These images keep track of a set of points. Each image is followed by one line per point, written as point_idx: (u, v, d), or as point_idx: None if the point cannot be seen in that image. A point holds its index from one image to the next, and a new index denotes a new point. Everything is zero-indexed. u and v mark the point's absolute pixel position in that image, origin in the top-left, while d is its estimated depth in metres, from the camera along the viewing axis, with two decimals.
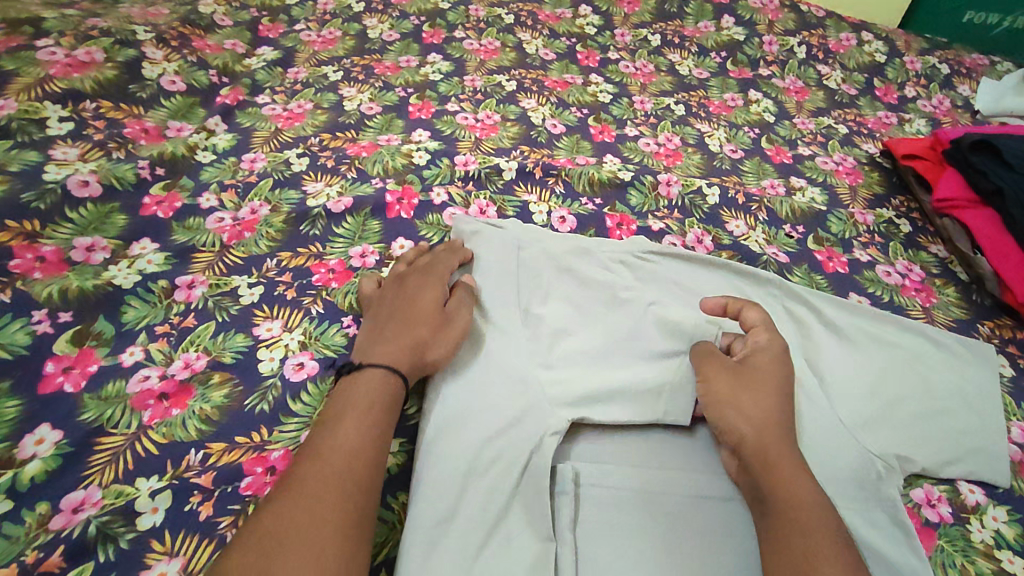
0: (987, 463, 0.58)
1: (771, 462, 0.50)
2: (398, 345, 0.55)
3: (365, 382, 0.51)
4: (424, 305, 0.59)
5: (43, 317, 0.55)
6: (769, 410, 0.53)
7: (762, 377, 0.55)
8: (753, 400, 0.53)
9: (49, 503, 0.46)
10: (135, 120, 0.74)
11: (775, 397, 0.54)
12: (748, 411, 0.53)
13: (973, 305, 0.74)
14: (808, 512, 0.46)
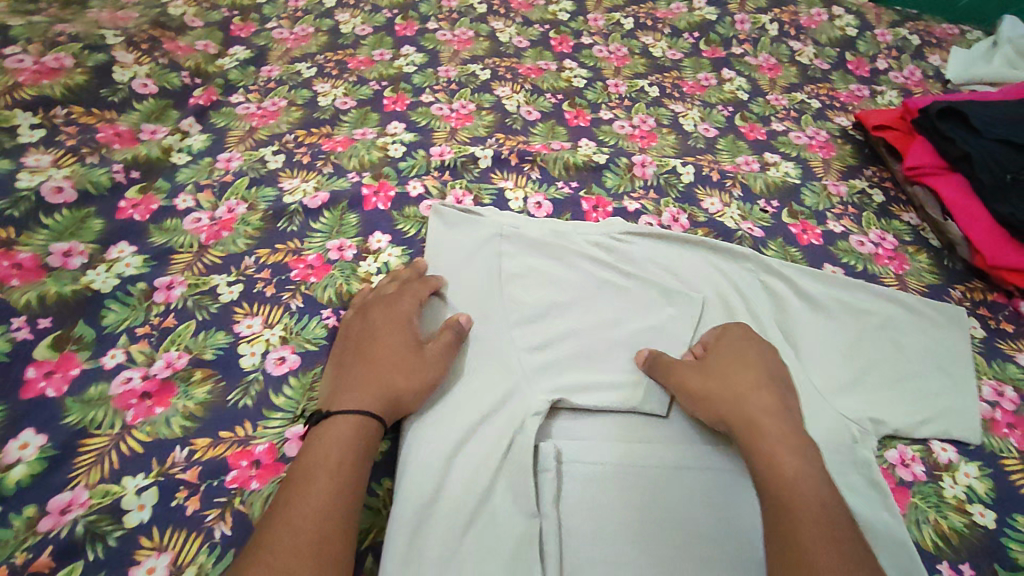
0: (959, 422, 0.60)
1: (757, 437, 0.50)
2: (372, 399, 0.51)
3: (337, 442, 0.48)
4: (396, 353, 0.55)
5: (22, 324, 0.55)
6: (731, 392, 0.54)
7: (736, 359, 0.57)
8: (733, 381, 0.55)
9: (36, 505, 0.47)
10: (108, 125, 0.74)
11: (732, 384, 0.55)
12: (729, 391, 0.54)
13: (944, 270, 0.76)
14: (798, 488, 0.46)
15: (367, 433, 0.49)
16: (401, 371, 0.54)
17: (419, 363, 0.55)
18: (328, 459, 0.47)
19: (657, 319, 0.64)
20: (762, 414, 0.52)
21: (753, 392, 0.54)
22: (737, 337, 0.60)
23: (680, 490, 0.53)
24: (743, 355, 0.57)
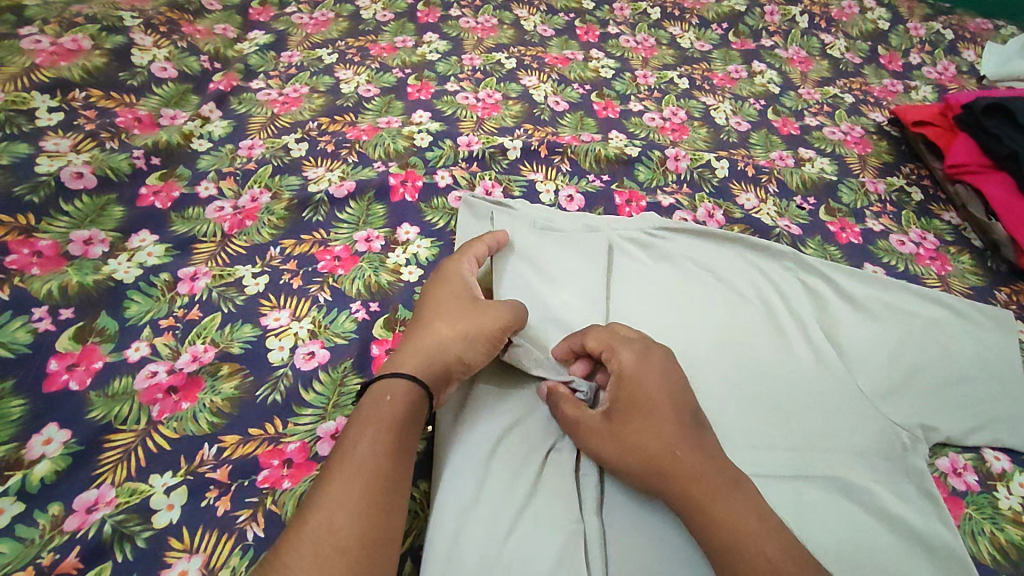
0: (1011, 429, 0.58)
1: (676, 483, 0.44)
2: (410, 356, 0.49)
3: (376, 403, 0.45)
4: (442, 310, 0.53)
5: (43, 315, 0.53)
6: (642, 437, 0.46)
7: (649, 400, 0.48)
8: (648, 445, 0.46)
9: (61, 503, 0.45)
10: (127, 109, 0.72)
11: (640, 427, 0.47)
12: (647, 459, 0.45)
13: (989, 272, 0.73)
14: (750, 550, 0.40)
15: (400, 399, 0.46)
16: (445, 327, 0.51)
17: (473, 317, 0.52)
18: (379, 412, 0.45)
19: (698, 316, 0.62)
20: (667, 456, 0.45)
21: (675, 452, 0.45)
22: (633, 374, 0.49)
23: None
24: (654, 394, 0.48)
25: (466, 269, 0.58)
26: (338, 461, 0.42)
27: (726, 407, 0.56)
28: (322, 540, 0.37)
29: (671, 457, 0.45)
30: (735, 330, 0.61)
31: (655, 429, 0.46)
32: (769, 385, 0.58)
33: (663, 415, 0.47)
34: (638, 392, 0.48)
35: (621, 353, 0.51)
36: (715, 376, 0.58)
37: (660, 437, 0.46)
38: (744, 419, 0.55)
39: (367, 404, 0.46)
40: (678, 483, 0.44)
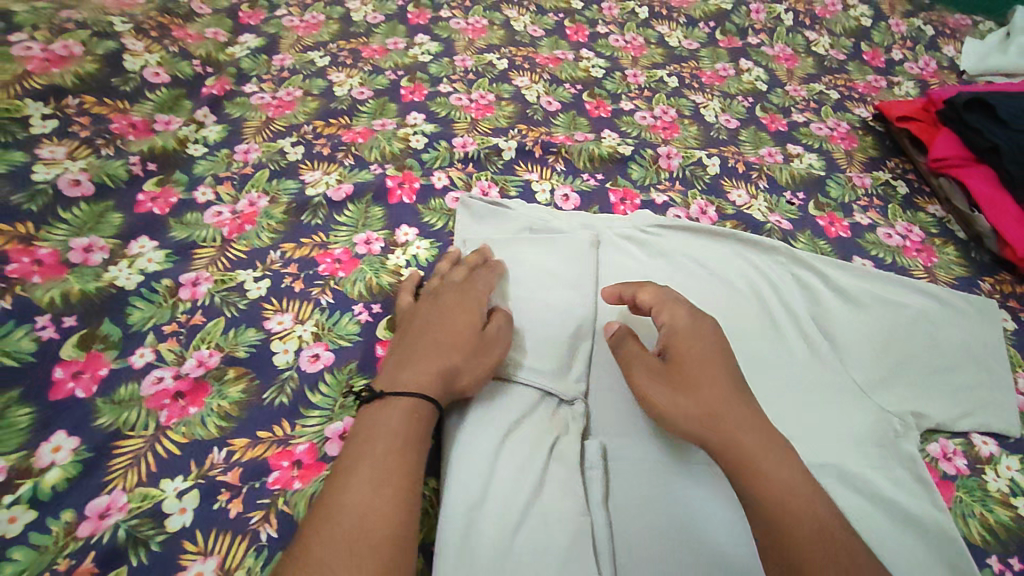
0: (998, 414, 0.60)
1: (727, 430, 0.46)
2: (428, 375, 0.49)
3: (398, 412, 0.46)
4: (454, 333, 0.53)
5: (46, 323, 0.53)
6: (698, 383, 0.48)
7: (705, 353, 0.50)
8: (702, 391, 0.48)
9: (73, 510, 0.45)
10: (122, 115, 0.72)
11: (697, 372, 0.49)
12: (698, 406, 0.47)
13: (973, 262, 0.75)
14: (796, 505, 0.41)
15: (422, 414, 0.47)
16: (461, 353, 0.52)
17: (491, 345, 0.54)
18: (409, 419, 0.46)
19: (693, 311, 0.63)
20: (720, 403, 0.47)
21: (727, 402, 0.47)
22: (685, 328, 0.52)
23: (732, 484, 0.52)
24: (708, 348, 0.51)
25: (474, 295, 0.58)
26: (367, 461, 0.43)
27: None
28: (350, 536, 0.39)
29: (726, 406, 0.47)
30: (730, 323, 0.63)
31: (712, 377, 0.49)
32: (767, 377, 0.59)
33: (719, 369, 0.49)
34: (692, 343, 0.51)
35: (677, 312, 0.53)
36: None
37: (714, 386, 0.48)
38: None
39: (396, 411, 0.46)
40: (724, 431, 0.46)
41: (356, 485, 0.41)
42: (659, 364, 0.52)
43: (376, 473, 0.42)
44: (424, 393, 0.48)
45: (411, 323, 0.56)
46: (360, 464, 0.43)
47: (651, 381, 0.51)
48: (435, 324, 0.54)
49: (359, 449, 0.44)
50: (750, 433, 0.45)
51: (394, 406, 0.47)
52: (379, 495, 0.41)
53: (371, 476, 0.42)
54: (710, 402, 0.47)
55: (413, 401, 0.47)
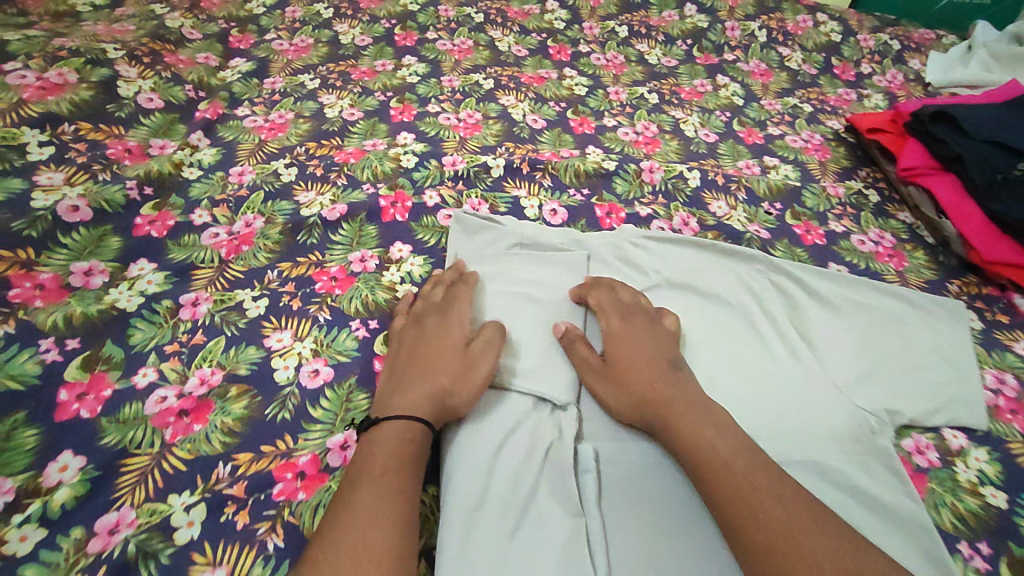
0: (967, 409, 0.62)
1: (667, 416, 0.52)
2: (417, 398, 0.52)
3: (388, 432, 0.49)
4: (440, 354, 0.56)
5: (50, 346, 0.55)
6: (644, 379, 0.55)
7: (642, 350, 0.57)
8: (629, 385, 0.55)
9: (83, 527, 0.46)
10: (117, 141, 0.74)
11: (639, 364, 0.56)
12: (636, 397, 0.54)
13: (941, 265, 0.78)
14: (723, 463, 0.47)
15: (414, 434, 0.50)
16: (448, 374, 0.54)
17: (478, 360, 0.56)
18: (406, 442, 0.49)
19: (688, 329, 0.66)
20: (654, 394, 0.53)
21: (653, 386, 0.54)
22: (618, 332, 0.60)
23: None
24: (650, 348, 0.58)
25: (458, 317, 0.60)
26: (366, 479, 0.46)
27: None
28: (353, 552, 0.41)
29: (654, 391, 0.54)
30: (734, 383, 0.61)
31: (644, 369, 0.55)
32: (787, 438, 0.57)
33: (645, 366, 0.56)
34: (628, 343, 0.58)
35: (609, 314, 0.62)
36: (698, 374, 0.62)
37: (653, 378, 0.55)
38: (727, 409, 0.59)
39: (387, 433, 0.50)
40: (669, 418, 0.51)
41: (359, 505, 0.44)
42: (599, 365, 0.58)
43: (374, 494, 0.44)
44: (417, 416, 0.51)
45: (400, 347, 0.59)
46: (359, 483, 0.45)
47: (597, 381, 0.57)
48: (421, 349, 0.57)
49: (356, 470, 0.47)
50: (691, 419, 0.51)
51: (385, 427, 0.50)
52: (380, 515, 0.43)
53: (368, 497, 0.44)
54: (649, 389, 0.54)
55: (402, 421, 0.50)
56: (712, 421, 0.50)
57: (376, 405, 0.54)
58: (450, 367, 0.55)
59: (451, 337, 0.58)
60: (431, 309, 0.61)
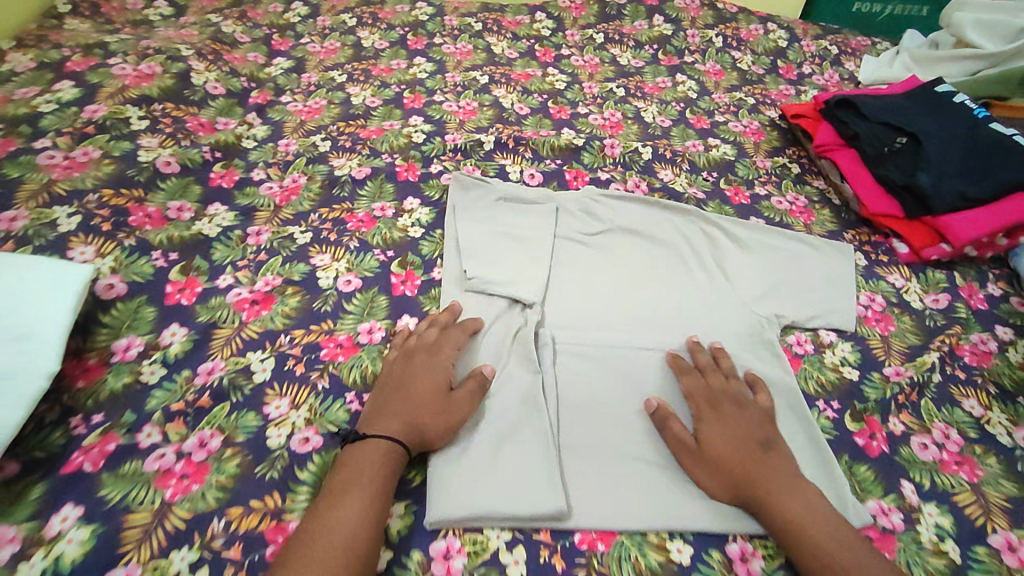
0: (839, 316, 0.82)
1: (763, 495, 0.59)
2: (399, 428, 0.60)
3: (370, 457, 0.57)
4: (425, 390, 0.63)
5: (159, 256, 0.76)
6: (736, 458, 0.61)
7: (735, 432, 0.63)
8: (724, 464, 0.61)
9: (190, 369, 0.67)
10: (193, 117, 0.95)
11: (733, 444, 0.62)
12: (730, 476, 0.61)
13: (842, 220, 0.98)
14: (816, 541, 0.55)
15: (390, 461, 0.58)
16: (429, 410, 0.62)
17: (457, 402, 0.63)
18: (374, 471, 0.56)
19: (634, 266, 0.86)
20: (750, 474, 0.60)
21: (749, 467, 0.61)
22: (710, 416, 0.66)
23: (642, 360, 0.75)
24: (741, 429, 0.64)
25: (445, 358, 0.67)
26: (347, 485, 0.55)
27: (643, 313, 0.80)
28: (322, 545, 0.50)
29: (748, 472, 0.60)
30: None
31: (739, 450, 0.62)
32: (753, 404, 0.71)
33: (741, 448, 0.62)
34: (722, 423, 0.65)
35: (701, 401, 0.68)
36: (637, 294, 0.82)
37: (748, 461, 0.61)
38: (656, 318, 0.80)
39: (366, 456, 0.57)
40: (764, 499, 0.59)
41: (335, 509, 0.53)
42: (693, 445, 0.64)
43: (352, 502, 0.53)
44: (394, 441, 0.58)
45: (391, 370, 0.66)
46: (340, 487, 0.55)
47: (695, 463, 0.63)
48: (408, 381, 0.64)
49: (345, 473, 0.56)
50: (785, 497, 0.58)
51: (366, 449, 0.58)
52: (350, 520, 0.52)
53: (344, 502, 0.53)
54: (746, 468, 0.61)
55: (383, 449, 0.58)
56: (802, 501, 0.59)
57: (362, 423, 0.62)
58: (430, 404, 0.62)
59: (438, 373, 0.65)
60: (421, 342, 0.68)
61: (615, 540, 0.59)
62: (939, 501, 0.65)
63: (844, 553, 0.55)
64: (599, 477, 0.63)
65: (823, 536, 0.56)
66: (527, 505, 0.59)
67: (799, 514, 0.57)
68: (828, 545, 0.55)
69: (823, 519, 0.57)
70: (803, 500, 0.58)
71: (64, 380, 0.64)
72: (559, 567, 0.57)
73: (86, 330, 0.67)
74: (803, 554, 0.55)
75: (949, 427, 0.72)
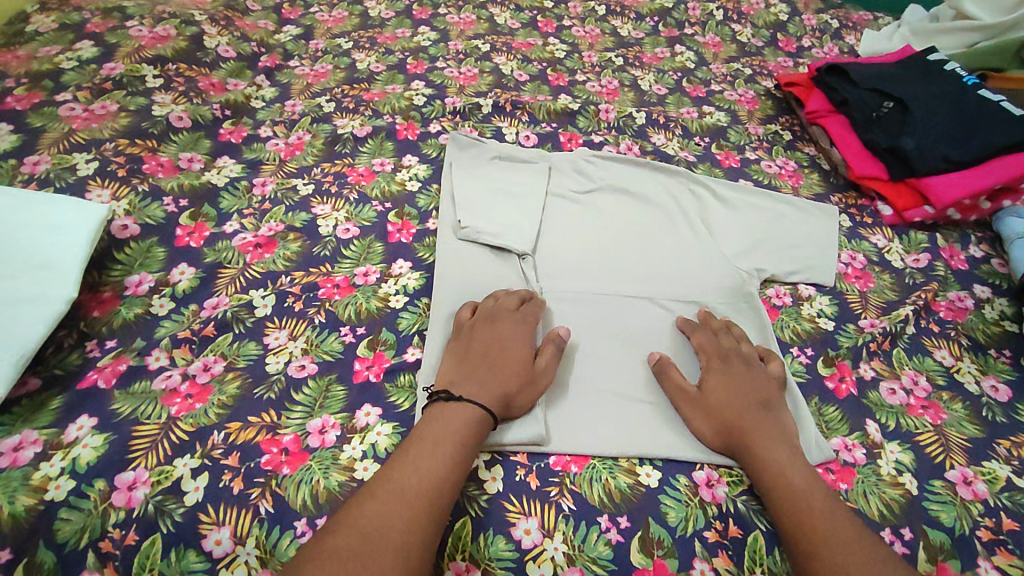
0: (819, 272, 0.85)
1: (751, 441, 0.62)
2: (490, 394, 0.61)
3: (463, 417, 0.59)
4: (515, 359, 0.65)
5: (170, 202, 0.81)
6: (731, 406, 0.64)
7: (738, 384, 0.66)
8: (720, 410, 0.64)
9: (196, 304, 0.71)
10: (205, 77, 1.00)
11: (732, 395, 0.65)
12: (722, 420, 0.64)
13: (830, 184, 1.00)
14: (793, 487, 0.58)
15: (483, 425, 0.59)
16: (519, 381, 0.64)
17: (541, 376, 0.66)
18: (463, 437, 0.57)
19: (624, 223, 0.88)
20: (743, 420, 0.63)
21: (743, 415, 0.63)
22: (717, 368, 0.68)
23: (625, 307, 0.78)
24: (745, 382, 0.66)
25: (529, 330, 0.69)
26: (423, 461, 0.55)
27: (629, 265, 0.83)
28: (367, 523, 0.50)
29: (741, 419, 0.63)
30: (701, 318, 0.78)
31: (738, 400, 0.64)
32: None
33: (740, 399, 0.65)
34: (726, 376, 0.67)
35: (710, 354, 0.70)
36: (626, 247, 0.85)
37: (745, 410, 0.64)
38: (643, 270, 0.82)
39: (458, 419, 0.58)
40: (752, 444, 0.61)
41: (404, 489, 0.52)
42: (693, 391, 0.67)
43: (417, 485, 0.53)
44: (487, 407, 0.60)
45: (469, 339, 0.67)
46: (415, 464, 0.54)
47: (688, 407, 0.66)
48: (494, 349, 0.65)
49: (427, 445, 0.56)
50: (772, 446, 0.61)
51: (460, 411, 0.59)
52: (408, 512, 0.51)
53: (411, 486, 0.52)
54: (739, 416, 0.63)
55: (479, 413, 0.59)
56: (788, 451, 0.61)
57: (445, 385, 0.63)
58: (520, 374, 0.64)
59: (525, 343, 0.67)
60: (500, 308, 0.70)
61: (587, 464, 0.63)
62: (901, 439, 0.67)
63: (819, 501, 0.56)
64: (582, 410, 0.67)
65: (803, 485, 0.58)
66: (510, 431, 0.63)
67: (784, 463, 0.60)
68: (807, 493, 0.57)
69: (806, 472, 0.59)
70: (790, 452, 0.61)
71: (81, 308, 0.69)
72: (533, 484, 0.61)
73: (102, 265, 0.72)
74: (778, 494, 0.58)
75: (919, 375, 0.74)
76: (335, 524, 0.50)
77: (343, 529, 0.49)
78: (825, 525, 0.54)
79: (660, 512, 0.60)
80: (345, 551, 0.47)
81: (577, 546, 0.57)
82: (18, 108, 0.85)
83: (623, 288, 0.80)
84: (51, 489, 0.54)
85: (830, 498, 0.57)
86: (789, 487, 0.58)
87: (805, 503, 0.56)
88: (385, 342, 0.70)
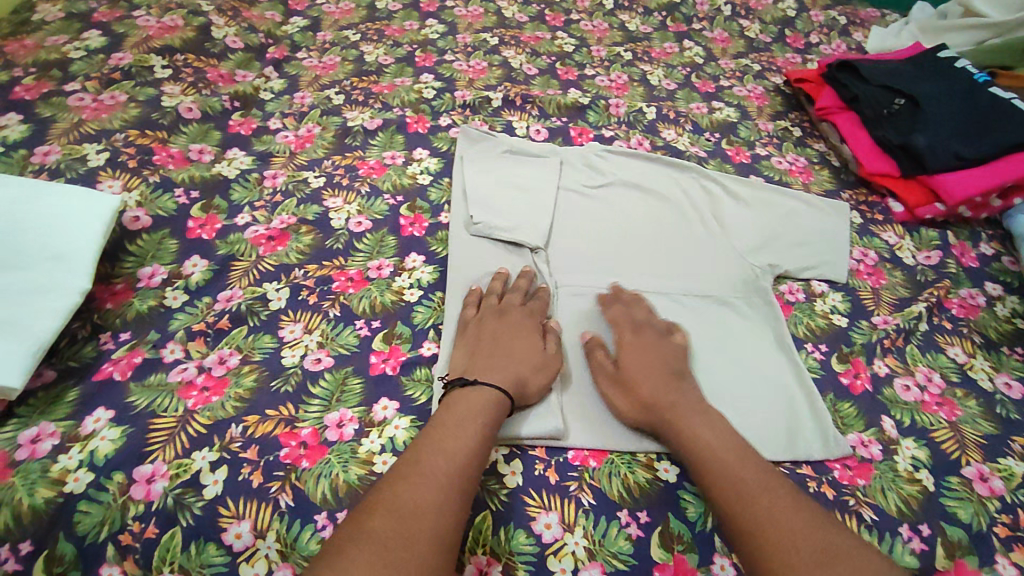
0: (830, 267, 0.84)
1: (671, 412, 0.62)
2: (505, 377, 0.62)
3: (481, 403, 0.59)
4: (527, 347, 0.66)
5: (181, 194, 0.80)
6: (640, 381, 0.65)
7: (647, 360, 0.67)
8: (637, 384, 0.65)
9: (210, 297, 0.71)
10: (213, 69, 0.99)
11: (646, 369, 0.66)
12: (637, 394, 0.64)
13: (840, 180, 1.00)
14: (708, 453, 0.58)
15: (499, 407, 0.60)
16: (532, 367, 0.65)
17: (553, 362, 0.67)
18: (482, 419, 0.58)
19: (635, 218, 0.88)
20: (659, 394, 0.63)
21: (657, 390, 0.64)
22: (632, 345, 0.69)
23: None
24: (656, 358, 0.67)
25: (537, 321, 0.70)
26: (447, 444, 0.55)
27: (641, 260, 0.83)
28: (402, 506, 0.49)
29: (661, 392, 0.64)
30: (710, 312, 0.78)
31: (652, 374, 0.65)
32: (744, 345, 0.75)
33: (658, 373, 0.65)
34: (644, 352, 0.68)
35: (623, 330, 0.71)
36: (635, 242, 0.85)
37: (659, 384, 0.64)
38: (654, 265, 0.82)
39: (475, 403, 0.59)
40: (671, 415, 0.62)
41: (431, 470, 0.52)
42: (610, 368, 0.67)
43: (443, 466, 0.53)
44: (503, 389, 0.61)
45: (478, 330, 0.68)
46: (439, 447, 0.54)
47: (609, 384, 0.67)
48: (505, 337, 0.67)
49: (447, 428, 0.56)
50: (691, 416, 0.61)
51: (477, 395, 0.60)
52: (439, 492, 0.51)
53: (438, 466, 0.53)
54: (649, 390, 0.64)
55: (494, 394, 0.60)
56: (706, 420, 0.61)
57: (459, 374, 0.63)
58: (532, 360, 0.65)
59: (534, 333, 0.68)
60: (508, 301, 0.71)
61: (606, 458, 0.63)
62: (917, 435, 0.68)
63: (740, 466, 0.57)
64: (599, 405, 0.67)
65: (716, 451, 0.58)
66: (528, 425, 0.63)
67: (704, 433, 0.60)
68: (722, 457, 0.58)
69: (727, 438, 0.60)
70: (712, 421, 0.61)
71: (94, 300, 0.68)
72: (553, 479, 0.61)
73: (115, 256, 0.72)
74: (696, 463, 0.59)
75: (932, 371, 0.75)
76: (366, 508, 0.50)
77: (378, 512, 0.49)
78: (744, 486, 0.55)
79: (679, 507, 0.60)
80: (385, 532, 0.47)
81: (598, 541, 0.57)
82: (26, 98, 0.84)
83: (636, 283, 0.80)
84: (69, 482, 0.54)
85: (747, 460, 0.58)
86: (716, 461, 0.58)
87: (728, 467, 0.57)
88: (400, 336, 0.70)
